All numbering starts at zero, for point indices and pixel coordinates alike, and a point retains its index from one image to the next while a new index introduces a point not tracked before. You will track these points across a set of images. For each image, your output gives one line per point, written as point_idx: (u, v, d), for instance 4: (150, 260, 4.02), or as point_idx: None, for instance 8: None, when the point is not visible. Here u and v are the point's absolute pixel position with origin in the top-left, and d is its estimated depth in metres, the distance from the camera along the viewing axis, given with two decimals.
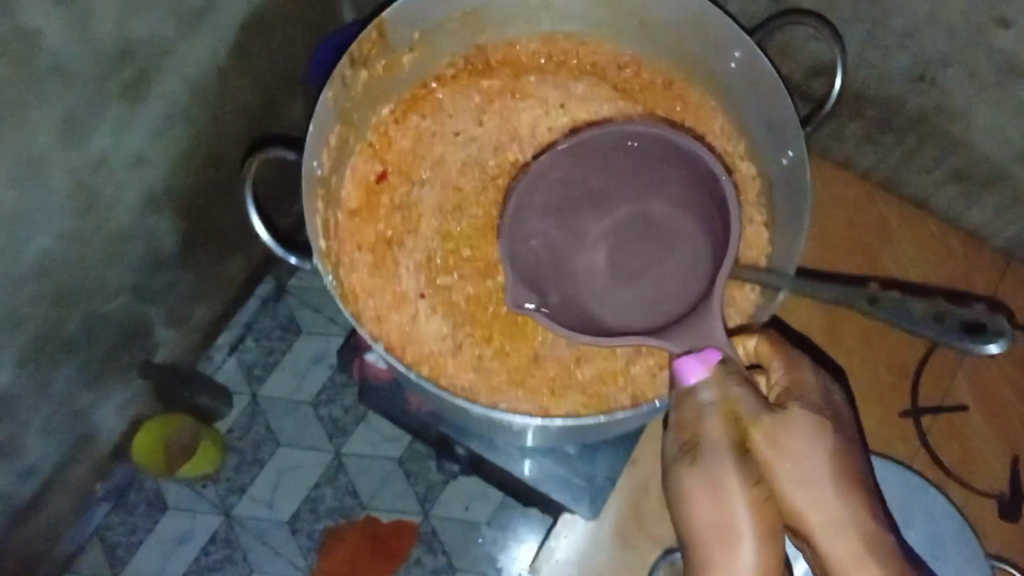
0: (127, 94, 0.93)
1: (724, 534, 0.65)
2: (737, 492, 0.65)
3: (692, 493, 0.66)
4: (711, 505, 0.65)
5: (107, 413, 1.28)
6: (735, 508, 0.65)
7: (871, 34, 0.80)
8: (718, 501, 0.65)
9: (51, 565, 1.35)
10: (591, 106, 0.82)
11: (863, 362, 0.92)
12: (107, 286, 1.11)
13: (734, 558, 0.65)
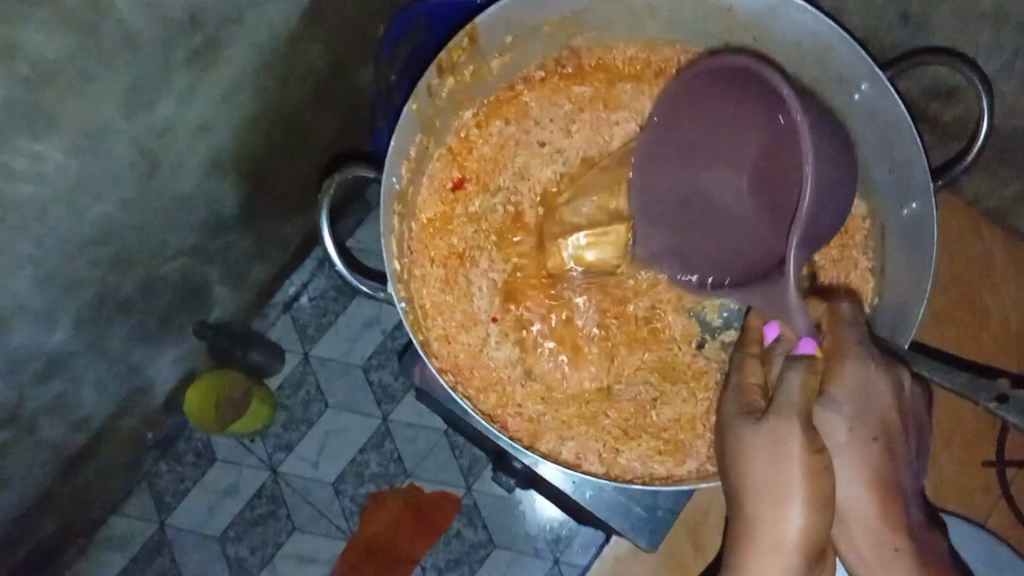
0: (193, 61, 0.86)
1: (773, 496, 0.60)
2: (798, 458, 0.59)
3: (751, 450, 0.61)
4: (766, 466, 0.60)
5: (162, 366, 1.21)
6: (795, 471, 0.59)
7: (1006, 61, 0.72)
8: (775, 464, 0.59)
9: (88, 520, 1.27)
10: None
11: (952, 408, 0.88)
12: (165, 248, 1.05)
13: (781, 520, 0.59)
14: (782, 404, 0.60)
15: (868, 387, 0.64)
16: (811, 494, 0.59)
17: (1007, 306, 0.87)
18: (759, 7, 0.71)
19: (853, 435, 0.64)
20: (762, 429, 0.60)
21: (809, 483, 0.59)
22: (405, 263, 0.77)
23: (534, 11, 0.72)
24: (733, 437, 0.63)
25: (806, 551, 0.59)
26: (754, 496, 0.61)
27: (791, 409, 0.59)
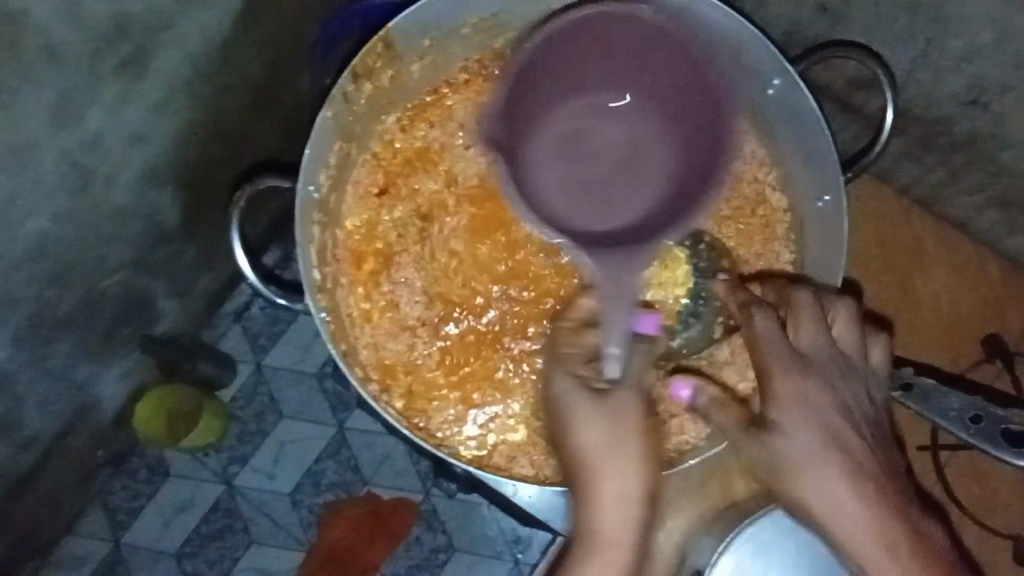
0: (123, 72, 0.83)
1: (614, 456, 0.72)
2: (631, 422, 0.73)
3: (590, 420, 0.73)
4: (612, 430, 0.72)
5: (109, 382, 1.15)
6: (631, 436, 0.73)
7: (923, 52, 0.74)
8: (619, 428, 0.73)
9: (35, 546, 1.20)
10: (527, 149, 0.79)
11: None
12: (105, 260, 0.99)
13: (617, 475, 0.71)
14: (626, 374, 0.74)
15: (819, 409, 0.69)
16: (642, 452, 0.72)
17: (938, 291, 0.89)
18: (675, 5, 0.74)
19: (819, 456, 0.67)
20: (615, 397, 0.73)
21: (641, 443, 0.73)
22: (329, 273, 0.80)
23: (449, 14, 0.76)
24: (580, 413, 0.73)
25: (642, 501, 0.72)
26: (603, 455, 0.72)
27: (634, 381, 0.74)
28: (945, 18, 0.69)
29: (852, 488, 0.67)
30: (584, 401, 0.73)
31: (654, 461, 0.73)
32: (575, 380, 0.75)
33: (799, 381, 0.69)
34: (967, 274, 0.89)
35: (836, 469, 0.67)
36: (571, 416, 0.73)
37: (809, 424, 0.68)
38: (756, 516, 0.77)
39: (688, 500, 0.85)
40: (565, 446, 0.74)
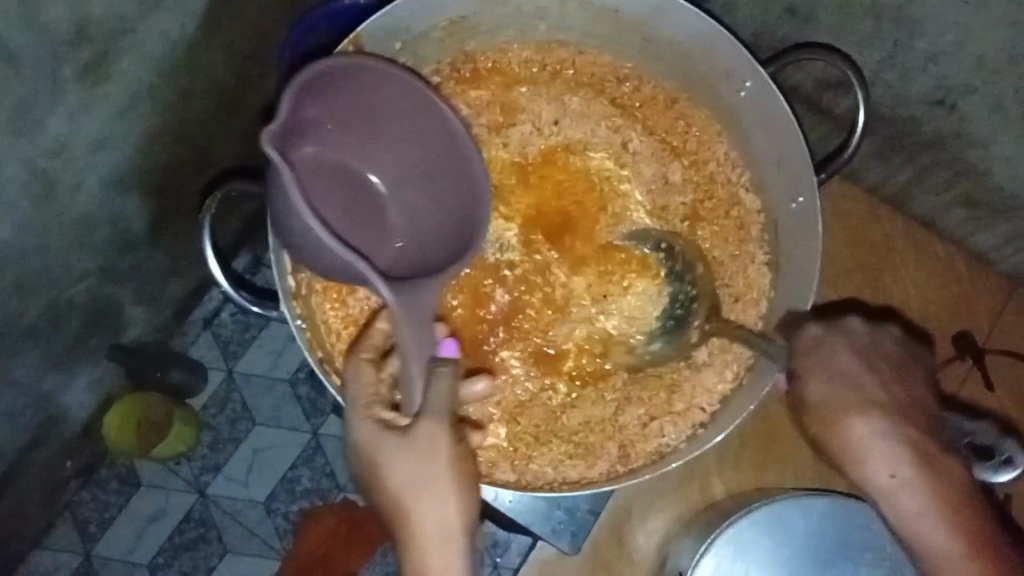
0: (85, 78, 0.80)
1: (433, 492, 0.66)
2: (443, 448, 0.66)
3: (390, 455, 0.66)
4: (418, 466, 0.66)
5: (76, 392, 1.12)
6: (442, 465, 0.66)
7: (889, 53, 0.74)
8: (426, 462, 0.66)
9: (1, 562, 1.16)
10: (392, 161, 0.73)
11: None
12: (70, 269, 0.96)
13: (434, 507, 0.66)
14: (431, 406, 0.66)
15: (862, 389, 0.67)
16: (458, 482, 0.67)
17: (908, 288, 0.90)
18: (645, 8, 0.74)
19: (873, 448, 0.65)
20: (415, 433, 0.66)
21: (456, 472, 0.66)
22: (304, 280, 0.79)
23: (420, 15, 0.72)
24: (387, 454, 0.66)
25: (467, 532, 0.67)
26: (411, 496, 0.66)
27: (440, 411, 0.66)
28: (909, 20, 0.70)
29: (911, 478, 0.64)
30: (387, 445, 0.66)
31: (472, 486, 0.68)
32: (373, 421, 0.68)
33: (834, 354, 0.68)
34: (936, 270, 0.90)
35: (887, 461, 0.64)
36: (380, 458, 0.67)
37: (861, 406, 0.65)
38: (736, 517, 0.76)
39: (664, 502, 0.87)
40: (374, 487, 0.68)
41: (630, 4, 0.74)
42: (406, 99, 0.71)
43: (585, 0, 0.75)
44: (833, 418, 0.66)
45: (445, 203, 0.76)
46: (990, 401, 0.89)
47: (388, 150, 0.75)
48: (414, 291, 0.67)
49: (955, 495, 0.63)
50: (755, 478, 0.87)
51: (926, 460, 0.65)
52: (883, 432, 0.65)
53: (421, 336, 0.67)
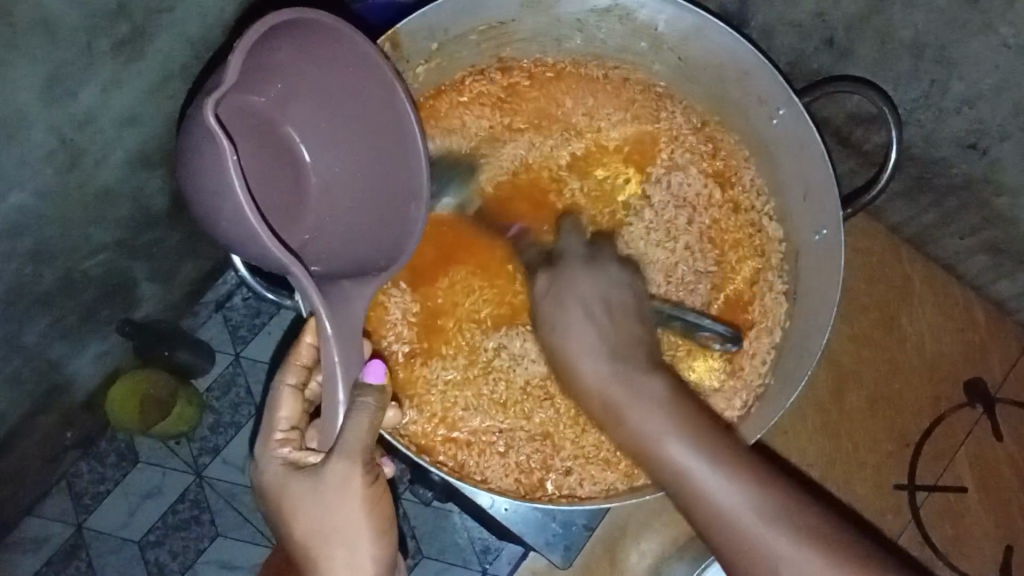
0: (120, 52, 0.80)
1: (345, 537, 0.65)
2: (357, 490, 0.64)
3: (299, 503, 0.66)
4: (331, 512, 0.65)
5: (83, 363, 1.10)
6: (355, 506, 0.65)
7: (925, 93, 0.74)
8: (336, 507, 0.65)
9: None
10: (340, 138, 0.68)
11: (886, 428, 0.88)
12: (89, 240, 0.95)
13: (344, 558, 0.66)
14: (346, 445, 0.63)
15: (617, 342, 0.64)
16: (375, 520, 0.67)
17: (922, 332, 0.88)
18: (685, 26, 0.74)
19: (649, 389, 0.61)
20: (326, 475, 0.64)
21: (370, 514, 0.66)
22: None
23: (461, 19, 0.74)
24: (299, 495, 0.65)
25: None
26: (321, 541, 0.65)
27: (355, 451, 0.63)
28: (949, 60, 0.69)
29: (665, 411, 0.60)
30: (300, 485, 0.66)
31: (389, 516, 0.68)
32: (283, 461, 0.68)
33: (565, 307, 0.65)
34: (953, 313, 0.88)
35: (646, 403, 0.60)
36: (290, 501, 0.66)
37: (591, 345, 0.63)
38: None
39: (662, 523, 0.86)
40: (283, 527, 0.67)
41: (670, 21, 0.75)
42: (359, 69, 0.64)
43: (624, 14, 0.76)
44: (573, 369, 0.64)
45: (374, 198, 0.69)
46: (996, 448, 0.88)
47: (316, 121, 0.68)
48: (345, 303, 0.64)
49: (687, 424, 0.60)
50: None
51: (710, 430, 0.61)
52: (612, 369, 0.62)
53: (348, 356, 0.63)
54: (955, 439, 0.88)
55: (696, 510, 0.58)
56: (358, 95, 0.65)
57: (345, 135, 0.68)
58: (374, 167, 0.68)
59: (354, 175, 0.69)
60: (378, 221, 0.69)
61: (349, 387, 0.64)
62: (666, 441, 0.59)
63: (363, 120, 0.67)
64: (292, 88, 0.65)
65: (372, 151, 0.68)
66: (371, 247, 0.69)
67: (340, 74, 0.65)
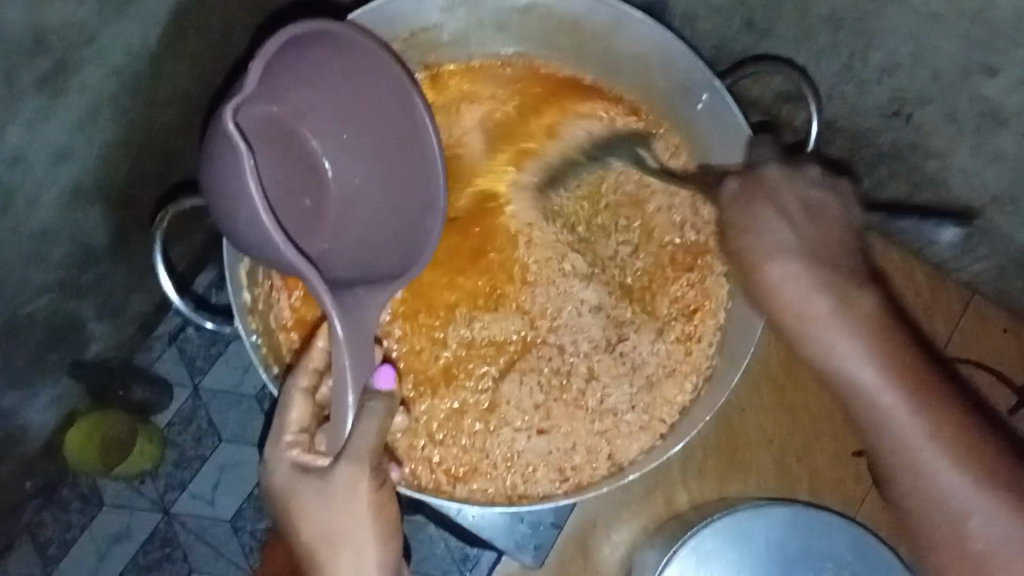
0: (42, 89, 0.79)
1: (352, 541, 0.68)
2: (365, 495, 0.67)
3: (308, 505, 0.68)
4: (339, 516, 0.67)
5: (36, 409, 1.08)
6: (361, 512, 0.67)
7: (846, 66, 0.75)
8: (345, 511, 0.67)
9: None
10: (356, 146, 0.73)
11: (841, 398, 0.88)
12: (29, 283, 0.93)
13: (355, 558, 0.68)
14: (355, 450, 0.66)
15: (808, 238, 0.67)
16: (379, 526, 0.68)
17: None
18: (604, 19, 0.75)
19: (858, 307, 0.66)
20: (335, 478, 0.66)
21: (376, 517, 0.68)
22: (260, 295, 0.80)
23: (378, 31, 0.74)
24: (308, 497, 0.67)
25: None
26: (328, 542, 0.68)
27: (362, 455, 0.66)
28: (865, 32, 0.71)
29: (853, 337, 0.65)
30: (308, 489, 0.67)
31: (395, 520, 0.70)
32: (293, 463, 0.69)
33: (755, 212, 0.68)
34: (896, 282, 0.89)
35: (862, 323, 0.65)
36: (298, 503, 0.68)
37: (772, 248, 0.67)
38: (695, 530, 0.76)
39: (631, 513, 0.86)
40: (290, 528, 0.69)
41: (589, 16, 0.76)
42: (378, 79, 0.69)
43: (542, 12, 0.77)
44: (756, 265, 0.68)
45: (393, 201, 0.74)
46: None
47: (339, 128, 0.72)
48: (358, 308, 0.68)
49: (880, 339, 0.65)
50: (721, 488, 0.87)
51: (872, 324, 0.65)
52: (801, 274, 0.66)
53: (360, 360, 0.67)
54: None
55: (806, 350, 0.67)
56: (378, 103, 0.70)
57: (364, 144, 0.73)
58: (390, 173, 0.73)
59: (376, 178, 0.74)
60: (399, 223, 0.74)
61: (358, 392, 0.67)
62: (812, 325, 0.66)
63: (382, 129, 0.72)
64: (316, 100, 0.70)
65: (387, 157, 0.73)
66: (392, 249, 0.74)
67: (363, 84, 0.69)
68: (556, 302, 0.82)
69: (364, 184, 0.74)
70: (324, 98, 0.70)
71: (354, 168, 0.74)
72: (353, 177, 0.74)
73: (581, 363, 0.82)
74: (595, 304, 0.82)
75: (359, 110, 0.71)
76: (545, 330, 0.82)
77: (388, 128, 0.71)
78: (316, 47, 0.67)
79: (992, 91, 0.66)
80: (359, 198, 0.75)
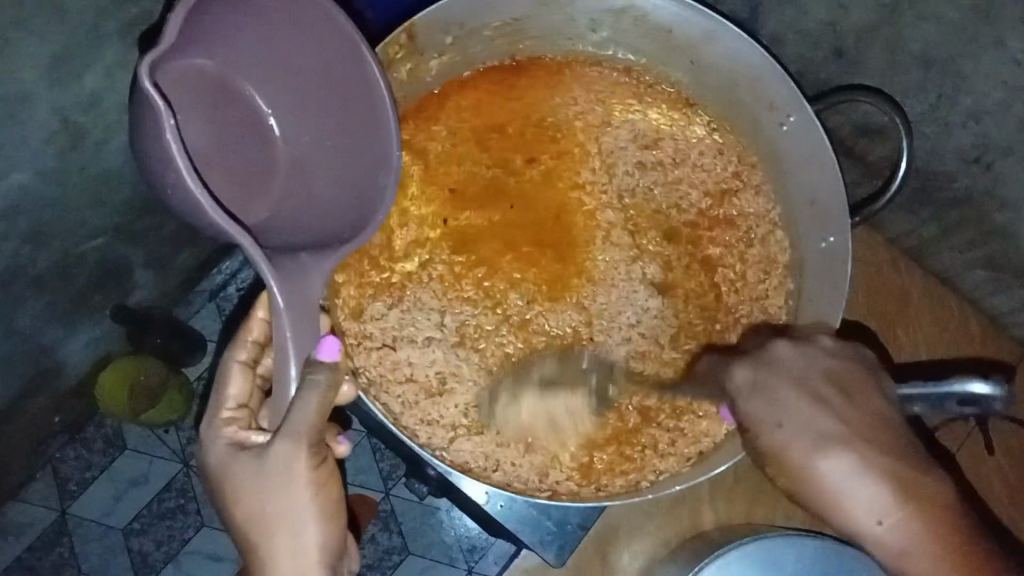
0: (128, 34, 0.80)
1: (288, 523, 0.66)
2: (301, 476, 0.65)
3: (244, 484, 0.66)
4: (276, 497, 0.65)
5: (75, 347, 1.09)
6: (303, 493, 0.66)
7: (932, 105, 0.74)
8: (276, 492, 0.65)
9: None
10: (300, 103, 0.68)
11: None
12: (87, 223, 0.95)
13: (293, 543, 0.66)
14: (290, 429, 0.63)
15: (858, 425, 0.57)
16: (319, 507, 0.67)
17: (916, 347, 0.89)
18: (697, 30, 0.74)
19: (932, 496, 0.56)
20: (272, 458, 0.65)
21: (316, 500, 0.66)
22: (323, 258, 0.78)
23: (476, 16, 0.73)
24: (244, 475, 0.66)
25: (323, 564, 0.67)
26: (262, 525, 0.66)
27: (300, 435, 0.64)
28: (957, 74, 0.70)
29: (919, 531, 0.55)
30: (245, 467, 0.66)
31: (337, 505, 0.69)
32: (228, 440, 0.68)
33: (815, 410, 0.57)
34: (949, 328, 0.89)
35: (933, 520, 0.55)
36: (236, 484, 0.67)
37: (818, 442, 0.56)
38: (724, 549, 0.76)
39: (654, 525, 0.86)
40: (225, 505, 0.68)
41: (683, 25, 0.75)
42: (314, 31, 0.64)
43: (638, 16, 0.76)
44: (802, 471, 0.57)
45: (342, 159, 0.69)
46: (986, 463, 0.89)
47: (278, 83, 0.68)
48: (301, 275, 0.63)
49: (946, 526, 0.55)
50: (746, 512, 0.87)
51: (941, 513, 0.55)
52: (857, 474, 0.55)
53: (300, 328, 0.62)
54: (948, 450, 0.89)
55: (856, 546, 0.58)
56: (319, 54, 0.65)
57: (308, 100, 0.68)
58: (337, 133, 0.68)
59: (324, 137, 0.69)
60: (348, 182, 0.69)
61: (300, 364, 0.63)
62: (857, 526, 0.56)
63: (325, 85, 0.67)
64: (250, 54, 0.66)
65: (335, 115, 0.68)
66: (339, 211, 0.69)
67: (297, 33, 0.64)
68: (616, 307, 0.81)
69: (309, 144, 0.70)
70: (258, 52, 0.66)
71: (299, 130, 0.69)
72: (299, 136, 0.69)
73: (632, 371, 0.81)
74: (651, 311, 0.81)
75: (298, 64, 0.66)
76: (601, 331, 0.81)
77: (332, 84, 0.67)
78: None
79: None
80: (305, 160, 0.70)
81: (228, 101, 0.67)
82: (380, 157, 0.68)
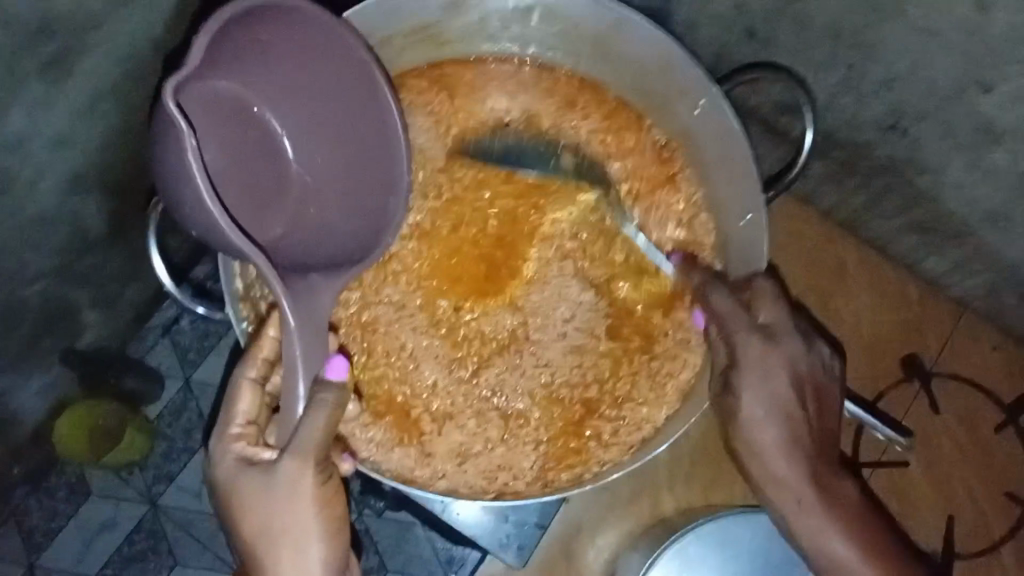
0: (46, 73, 0.79)
1: (293, 538, 0.67)
2: (307, 495, 0.66)
3: (249, 498, 0.67)
4: (282, 510, 0.66)
5: (27, 396, 1.07)
6: (306, 510, 0.66)
7: (846, 77, 0.76)
8: (286, 508, 0.66)
9: None
10: (310, 129, 0.72)
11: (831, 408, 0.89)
12: (25, 268, 0.93)
13: (300, 559, 0.67)
14: (302, 447, 0.65)
15: (806, 419, 0.73)
16: (323, 525, 0.67)
17: (857, 313, 0.90)
18: (605, 24, 0.75)
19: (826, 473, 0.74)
20: (279, 474, 0.65)
21: (321, 515, 0.67)
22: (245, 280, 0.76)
23: (384, 24, 0.74)
24: (252, 490, 0.66)
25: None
26: (267, 538, 0.67)
27: (308, 450, 0.65)
28: (866, 44, 0.71)
29: (809, 500, 0.73)
30: (251, 482, 0.66)
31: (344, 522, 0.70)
32: (235, 454, 0.68)
33: (770, 377, 0.72)
34: (887, 293, 0.90)
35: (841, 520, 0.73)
36: (240, 497, 0.67)
37: (764, 409, 0.73)
38: (681, 534, 0.77)
39: (616, 516, 0.86)
40: (231, 517, 0.68)
41: (591, 20, 0.76)
42: (335, 62, 0.68)
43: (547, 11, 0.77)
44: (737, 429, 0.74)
45: (351, 183, 0.73)
46: (934, 425, 0.90)
47: (295, 108, 0.72)
48: (309, 295, 0.68)
49: (871, 540, 0.73)
50: (705, 495, 0.87)
51: (844, 504, 0.74)
52: (782, 447, 0.73)
53: (308, 343, 0.66)
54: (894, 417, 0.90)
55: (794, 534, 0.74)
56: (337, 84, 0.69)
57: (322, 125, 0.72)
58: (349, 158, 0.73)
59: (336, 161, 0.74)
60: (354, 205, 0.73)
61: (309, 380, 0.66)
62: (783, 498, 0.73)
63: (339, 112, 0.71)
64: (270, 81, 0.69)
65: (346, 140, 0.72)
66: (347, 235, 0.74)
67: (317, 63, 0.68)
68: (551, 303, 0.83)
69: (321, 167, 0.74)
70: (279, 80, 0.70)
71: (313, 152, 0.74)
72: (311, 157, 0.74)
73: (569, 367, 0.84)
74: (586, 302, 0.83)
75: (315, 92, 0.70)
76: (536, 330, 0.83)
77: (347, 113, 0.71)
78: (263, 28, 0.65)
79: (990, 107, 0.67)
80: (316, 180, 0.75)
81: (246, 125, 0.72)
82: (387, 181, 0.73)
